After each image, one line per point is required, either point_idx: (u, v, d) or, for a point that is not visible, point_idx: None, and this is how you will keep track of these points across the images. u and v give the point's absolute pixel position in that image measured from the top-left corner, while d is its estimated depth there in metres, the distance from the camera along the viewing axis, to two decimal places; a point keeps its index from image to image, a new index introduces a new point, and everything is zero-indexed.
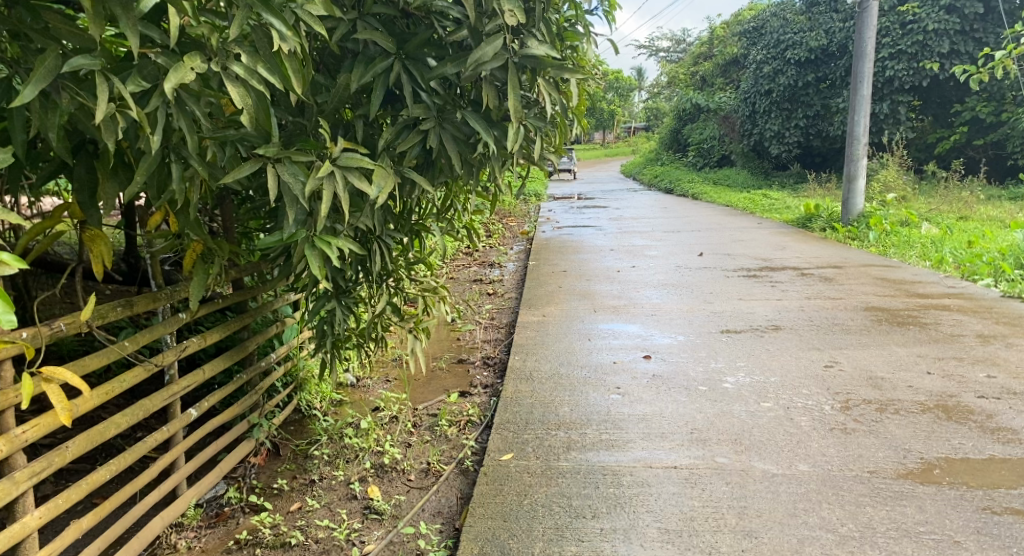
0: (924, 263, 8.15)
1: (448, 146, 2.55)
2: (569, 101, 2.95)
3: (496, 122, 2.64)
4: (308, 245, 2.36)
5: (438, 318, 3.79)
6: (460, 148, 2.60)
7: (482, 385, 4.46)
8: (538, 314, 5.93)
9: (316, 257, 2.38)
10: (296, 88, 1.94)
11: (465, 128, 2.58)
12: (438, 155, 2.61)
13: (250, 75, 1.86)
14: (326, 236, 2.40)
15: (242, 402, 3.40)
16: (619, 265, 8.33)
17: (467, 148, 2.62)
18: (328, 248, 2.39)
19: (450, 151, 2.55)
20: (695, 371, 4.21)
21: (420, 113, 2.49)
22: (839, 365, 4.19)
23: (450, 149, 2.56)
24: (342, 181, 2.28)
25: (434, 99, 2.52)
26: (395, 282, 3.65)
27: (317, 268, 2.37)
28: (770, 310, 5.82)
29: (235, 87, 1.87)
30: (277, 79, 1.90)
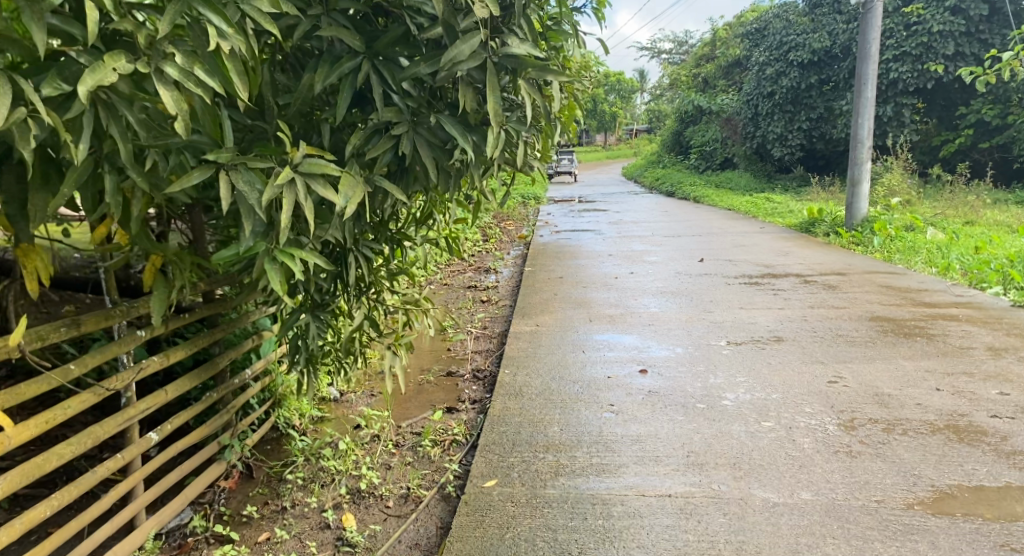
0: (931, 269, 7.94)
1: (423, 152, 2.38)
2: (552, 105, 2.79)
3: (474, 127, 2.47)
4: (268, 259, 2.16)
5: (421, 332, 3.61)
6: (436, 154, 2.43)
7: (471, 400, 4.27)
8: (531, 323, 5.75)
9: (277, 272, 2.18)
10: (239, 91, 1.86)
11: (442, 132, 2.41)
12: (413, 161, 2.44)
13: (185, 77, 1.77)
14: (289, 248, 2.20)
15: (213, 422, 3.23)
16: (617, 271, 8.14)
17: (444, 153, 2.44)
18: (292, 261, 2.19)
19: (425, 157, 2.37)
20: (693, 387, 4.02)
21: (392, 116, 2.32)
22: (843, 380, 4.00)
23: (425, 154, 2.38)
24: (305, 189, 2.08)
25: (407, 102, 2.35)
26: (376, 293, 3.50)
27: (278, 284, 2.17)
28: (771, 320, 5.63)
29: (167, 89, 1.77)
30: (216, 81, 1.81)
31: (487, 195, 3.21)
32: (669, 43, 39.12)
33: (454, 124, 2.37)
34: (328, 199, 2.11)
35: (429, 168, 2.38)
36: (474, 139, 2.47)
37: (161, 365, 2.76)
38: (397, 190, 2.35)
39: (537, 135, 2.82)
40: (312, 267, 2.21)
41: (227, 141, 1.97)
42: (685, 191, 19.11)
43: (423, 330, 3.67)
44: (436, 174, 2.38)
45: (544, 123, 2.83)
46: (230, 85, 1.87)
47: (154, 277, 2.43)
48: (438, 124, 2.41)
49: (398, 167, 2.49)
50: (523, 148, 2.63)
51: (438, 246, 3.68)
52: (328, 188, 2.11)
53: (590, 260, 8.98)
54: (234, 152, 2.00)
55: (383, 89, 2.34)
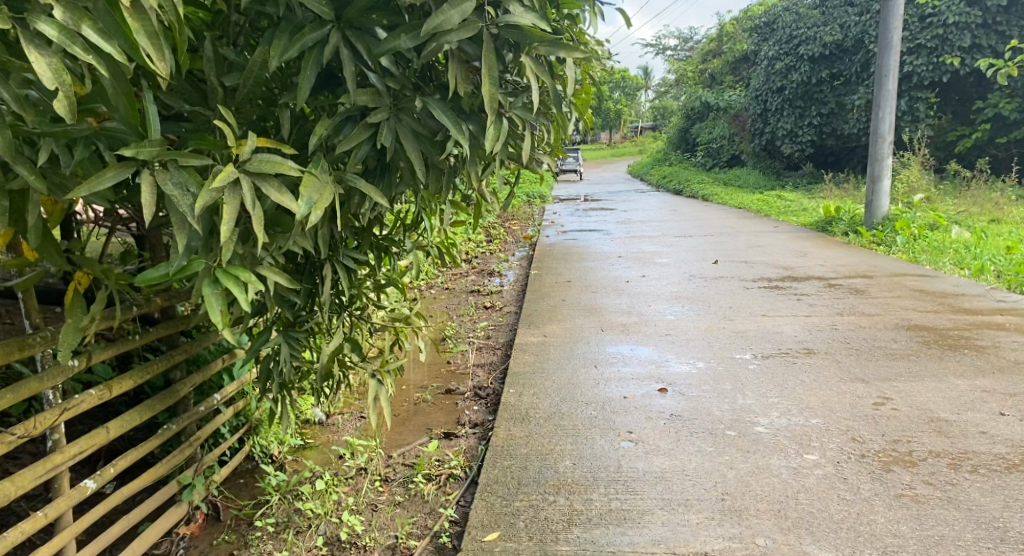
0: (962, 272, 7.48)
1: (406, 145, 1.91)
2: (564, 88, 2.33)
3: (470, 115, 2.02)
4: (207, 281, 1.77)
5: (414, 353, 3.15)
6: (423, 147, 1.97)
7: (470, 424, 3.83)
8: (538, 333, 5.30)
9: (219, 297, 1.79)
10: (140, 54, 1.50)
11: (430, 121, 1.96)
12: (396, 155, 1.98)
13: (64, 38, 1.43)
14: (234, 268, 1.81)
15: (169, 459, 2.78)
16: (626, 274, 7.69)
17: (434, 147, 1.98)
18: (237, 285, 1.79)
19: (409, 153, 1.91)
20: (720, 410, 3.57)
21: (366, 99, 1.85)
22: (890, 403, 3.56)
23: (410, 148, 1.92)
24: (252, 193, 1.65)
25: (387, 82, 1.88)
26: (360, 309, 3.05)
27: (218, 313, 1.77)
28: (798, 330, 5.17)
29: (42, 53, 1.45)
30: (111, 45, 1.46)
31: (487, 195, 2.74)
32: (673, 39, 38.62)
33: (446, 111, 1.91)
34: (283, 207, 1.68)
35: (414, 165, 1.92)
36: (469, 130, 2.02)
37: (101, 400, 2.30)
38: (378, 196, 1.91)
39: (546, 123, 2.36)
40: (264, 293, 1.82)
41: (151, 131, 1.57)
42: (694, 189, 18.63)
43: (417, 349, 3.21)
44: (422, 174, 1.92)
45: (556, 108, 2.37)
46: (137, 51, 1.51)
47: (71, 299, 1.97)
48: (425, 110, 1.95)
49: (378, 162, 2.02)
50: (530, 141, 2.18)
51: (432, 255, 3.22)
52: (282, 192, 1.68)
53: (599, 262, 8.53)
54: (162, 144, 1.59)
55: (356, 65, 1.87)
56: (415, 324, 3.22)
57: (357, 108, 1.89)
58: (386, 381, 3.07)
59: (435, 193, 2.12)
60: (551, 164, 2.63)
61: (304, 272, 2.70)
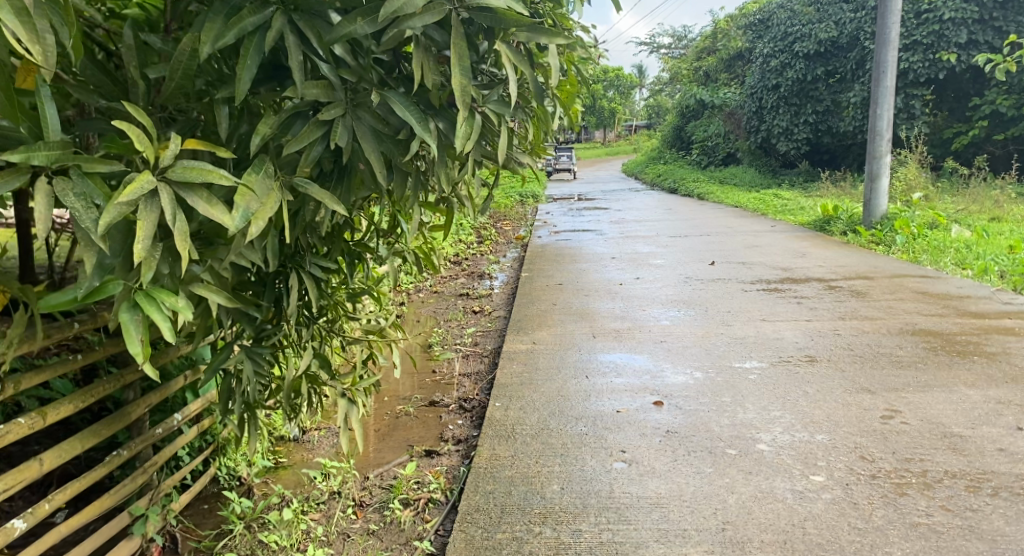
0: (966, 272, 7.29)
1: (366, 144, 1.69)
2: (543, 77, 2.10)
3: (439, 110, 1.80)
4: (126, 305, 1.65)
5: (391, 368, 2.91)
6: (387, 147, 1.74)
7: (453, 440, 3.61)
8: (527, 340, 5.08)
9: (140, 323, 1.67)
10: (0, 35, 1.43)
11: (394, 117, 1.73)
12: (354, 156, 1.77)
13: None
14: (158, 289, 1.69)
15: (120, 489, 2.56)
16: (621, 276, 7.48)
17: (399, 146, 1.76)
18: (158, 310, 1.67)
19: (370, 155, 1.69)
20: (719, 425, 3.37)
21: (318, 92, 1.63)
22: (900, 416, 3.34)
23: (370, 149, 1.70)
24: (174, 206, 1.51)
25: (342, 74, 1.66)
26: (330, 321, 2.80)
27: (136, 340, 1.65)
28: (799, 336, 4.97)
29: None
30: None
31: (465, 196, 2.52)
32: (667, 36, 38.42)
33: (411, 107, 1.69)
34: (213, 221, 1.54)
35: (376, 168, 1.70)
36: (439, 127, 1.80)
37: (31, 430, 2.13)
38: (333, 204, 1.70)
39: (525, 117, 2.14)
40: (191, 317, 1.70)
41: (47, 134, 1.51)
42: (689, 188, 18.45)
43: (393, 362, 2.98)
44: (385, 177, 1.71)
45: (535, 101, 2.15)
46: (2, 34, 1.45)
47: None
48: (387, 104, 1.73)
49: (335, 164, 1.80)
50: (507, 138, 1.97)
51: (409, 262, 2.98)
52: (212, 204, 1.54)
53: (592, 263, 8.31)
54: (62, 148, 1.54)
55: (306, 54, 1.65)
56: (392, 335, 2.98)
57: (308, 103, 1.67)
58: (359, 400, 2.83)
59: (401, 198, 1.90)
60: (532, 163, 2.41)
61: (266, 283, 2.46)
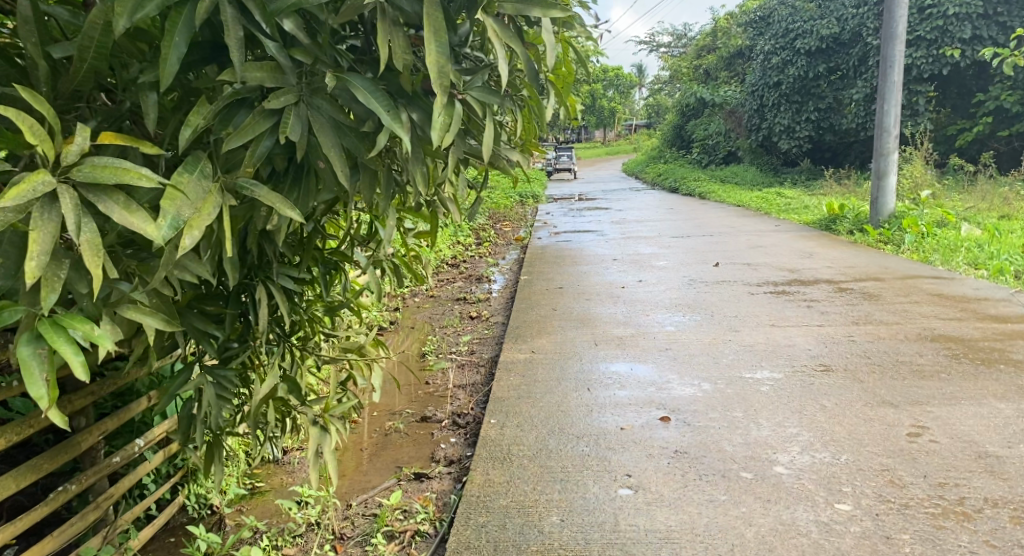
0: (980, 273, 7.04)
1: (321, 136, 1.54)
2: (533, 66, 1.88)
3: (408, 96, 1.64)
4: (27, 337, 1.48)
5: (372, 387, 2.65)
6: (346, 141, 1.58)
7: (446, 460, 3.35)
8: (526, 349, 4.82)
9: (45, 358, 1.49)
10: None
11: (355, 105, 1.58)
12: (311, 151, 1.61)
13: None
14: (69, 318, 1.51)
15: (71, 527, 2.31)
16: (622, 278, 7.24)
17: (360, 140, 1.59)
18: (66, 342, 1.48)
19: (325, 150, 1.53)
20: (733, 444, 3.11)
21: (263, 75, 1.50)
22: (928, 433, 3.10)
23: (325, 142, 1.54)
24: (73, 213, 1.38)
25: (287, 54, 1.52)
26: (303, 339, 2.55)
27: (43, 377, 1.48)
28: (812, 343, 4.72)
29: None
30: None
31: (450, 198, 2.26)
32: (666, 35, 38.15)
33: (375, 93, 1.54)
34: (132, 228, 1.41)
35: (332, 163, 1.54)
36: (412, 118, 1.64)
37: None
38: (284, 207, 1.55)
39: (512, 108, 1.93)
40: (108, 348, 1.52)
41: None
42: (690, 187, 18.19)
43: (374, 382, 2.71)
44: (343, 174, 1.55)
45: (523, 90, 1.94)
46: None
47: None
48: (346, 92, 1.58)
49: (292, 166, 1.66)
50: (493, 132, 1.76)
51: (392, 272, 2.72)
52: (131, 209, 1.42)
53: (593, 266, 8.05)
54: None
55: (249, 30, 1.51)
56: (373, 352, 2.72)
57: (254, 88, 1.54)
58: (333, 428, 2.54)
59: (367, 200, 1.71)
60: (521, 160, 2.17)
61: (229, 297, 2.19)
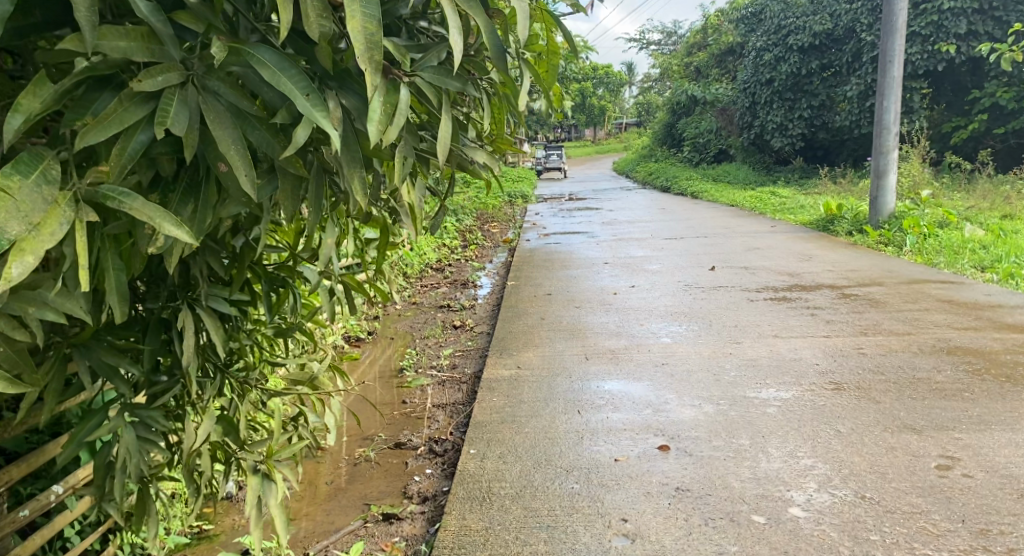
0: (988, 277, 6.73)
1: (216, 126, 1.44)
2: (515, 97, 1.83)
3: (334, 73, 1.56)
4: None
5: (326, 426, 2.26)
6: (255, 136, 1.48)
7: (419, 497, 3.02)
8: (511, 364, 4.48)
9: None
10: None
11: (265, 92, 1.49)
12: (205, 149, 1.51)
13: None
14: None
15: None
16: (614, 284, 6.91)
17: (271, 133, 1.49)
18: None
19: (223, 144, 1.44)
20: (740, 479, 2.78)
21: (133, 44, 1.40)
22: (959, 465, 2.77)
23: (227, 137, 1.45)
24: None
25: (159, 19, 1.42)
26: (246, 370, 2.11)
27: None
28: (819, 357, 4.39)
29: None
30: None
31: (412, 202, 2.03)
32: (656, 32, 37.84)
33: (285, 71, 1.45)
34: None
35: (235, 163, 1.45)
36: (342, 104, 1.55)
37: None
38: (166, 223, 1.42)
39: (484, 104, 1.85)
40: None
41: None
42: (681, 187, 17.87)
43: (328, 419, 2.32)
44: (247, 175, 1.46)
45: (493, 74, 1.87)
46: None
47: None
48: (253, 75, 1.50)
49: (190, 174, 1.58)
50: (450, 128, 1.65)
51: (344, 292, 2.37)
52: None
53: (584, 270, 7.70)
54: None
55: None
56: (328, 383, 2.33)
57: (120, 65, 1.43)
58: (278, 476, 2.09)
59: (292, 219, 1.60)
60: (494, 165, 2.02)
61: (150, 325, 1.81)
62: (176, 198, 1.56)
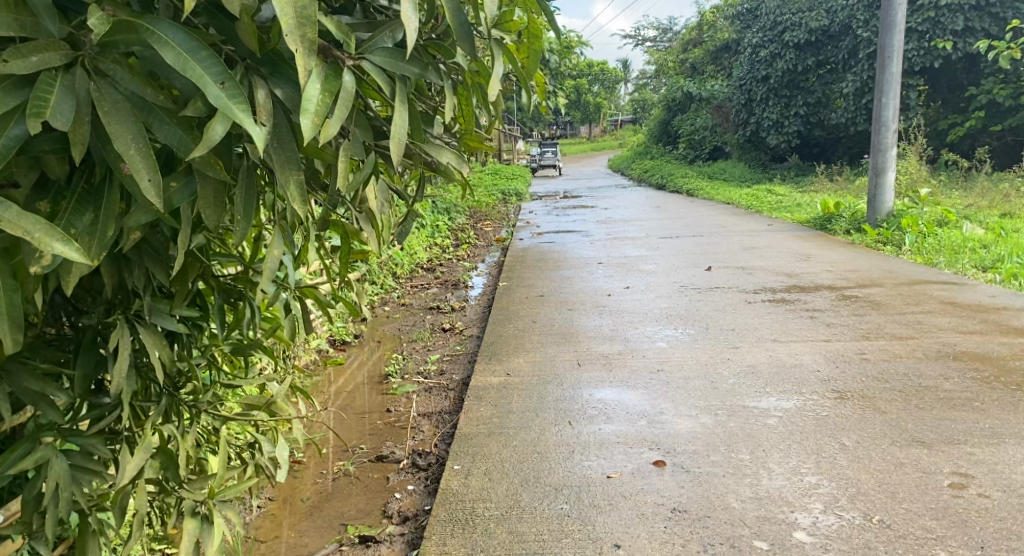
0: (990, 277, 6.58)
1: (110, 116, 1.39)
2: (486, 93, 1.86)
3: (261, 56, 1.55)
4: None
5: (283, 460, 2.05)
6: (162, 131, 1.44)
7: (401, 516, 2.86)
8: (500, 370, 4.31)
9: None
10: None
11: (174, 80, 1.45)
12: (102, 147, 1.45)
13: None
14: None
15: None
16: (608, 285, 6.75)
17: (182, 128, 1.46)
18: None
19: (120, 143, 1.38)
20: (741, 499, 2.61)
21: (3, 18, 1.34)
22: (975, 483, 2.61)
23: (125, 131, 1.40)
24: None
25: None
26: (191, 392, 1.99)
27: None
28: (820, 362, 4.22)
29: None
30: None
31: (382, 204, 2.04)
32: (651, 29, 37.69)
33: (195, 52, 1.41)
34: None
35: (136, 166, 1.40)
36: (275, 95, 1.56)
37: None
38: (47, 238, 1.37)
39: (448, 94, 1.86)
40: None
41: None
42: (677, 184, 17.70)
43: (282, 452, 2.09)
44: (151, 179, 1.42)
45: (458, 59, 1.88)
46: None
47: None
48: (157, 58, 1.45)
49: (87, 181, 1.52)
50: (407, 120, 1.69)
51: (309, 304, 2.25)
52: None
53: (577, 271, 7.52)
54: None
55: None
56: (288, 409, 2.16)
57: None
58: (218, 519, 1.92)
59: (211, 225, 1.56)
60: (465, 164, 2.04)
61: (82, 345, 1.73)
62: (70, 207, 1.50)
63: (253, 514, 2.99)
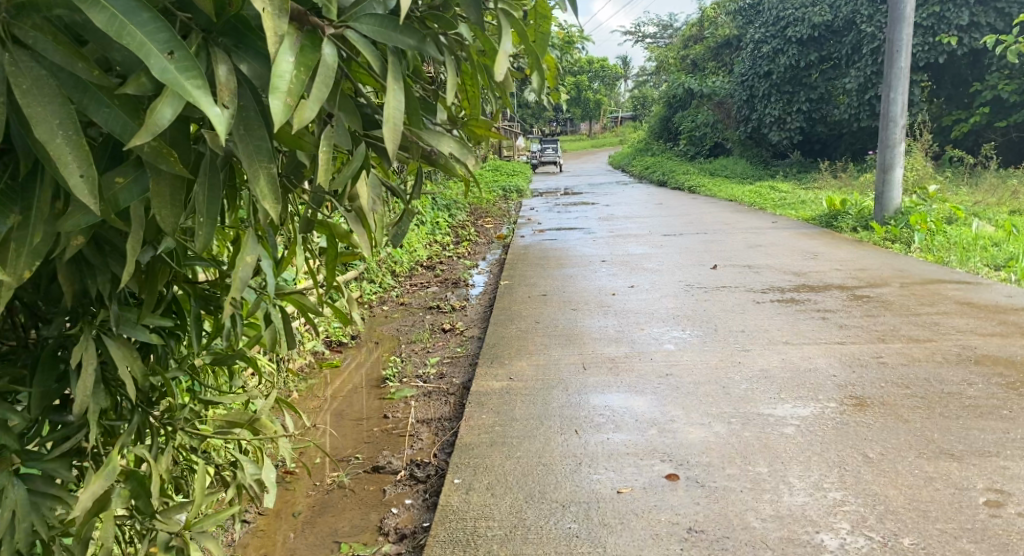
0: (1003, 276, 6.41)
1: (32, 97, 1.23)
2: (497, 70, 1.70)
3: (218, 24, 1.41)
4: None
5: (268, 483, 1.97)
6: (101, 115, 1.29)
7: (398, 534, 2.70)
8: (502, 373, 4.14)
9: None
10: None
11: (112, 51, 1.30)
12: (25, 134, 1.29)
13: None
14: None
15: None
16: (611, 284, 6.58)
17: (124, 111, 1.31)
18: None
19: (45, 130, 1.23)
20: (761, 518, 2.45)
21: None
22: (1011, 502, 2.45)
23: (50, 115, 1.24)
24: None
25: None
26: (166, 408, 1.86)
27: None
28: (835, 366, 4.05)
29: None
30: None
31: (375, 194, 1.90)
32: (651, 26, 37.54)
33: (136, 17, 1.25)
34: None
35: (65, 156, 1.25)
36: (241, 71, 1.42)
37: None
38: None
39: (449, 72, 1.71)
40: None
41: None
42: (679, 180, 17.53)
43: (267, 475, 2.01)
44: (83, 172, 1.26)
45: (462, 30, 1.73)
46: None
47: None
48: (90, 24, 1.29)
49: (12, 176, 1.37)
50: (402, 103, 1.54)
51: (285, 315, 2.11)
52: None
53: (580, 269, 7.35)
54: None
55: None
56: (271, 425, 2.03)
57: None
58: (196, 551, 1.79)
59: (166, 225, 1.40)
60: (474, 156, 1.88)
61: (40, 361, 1.61)
62: None
63: (241, 531, 2.82)
